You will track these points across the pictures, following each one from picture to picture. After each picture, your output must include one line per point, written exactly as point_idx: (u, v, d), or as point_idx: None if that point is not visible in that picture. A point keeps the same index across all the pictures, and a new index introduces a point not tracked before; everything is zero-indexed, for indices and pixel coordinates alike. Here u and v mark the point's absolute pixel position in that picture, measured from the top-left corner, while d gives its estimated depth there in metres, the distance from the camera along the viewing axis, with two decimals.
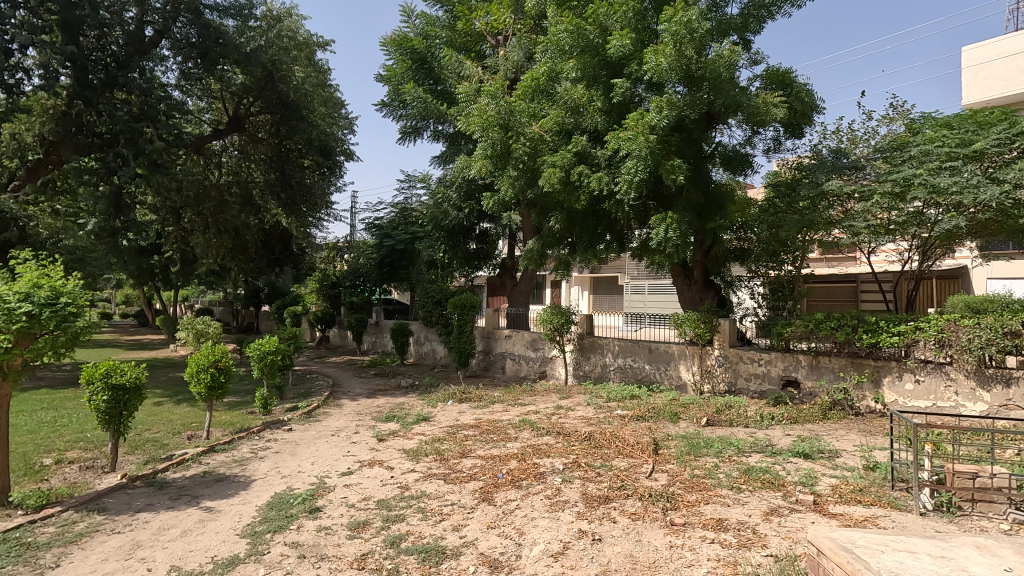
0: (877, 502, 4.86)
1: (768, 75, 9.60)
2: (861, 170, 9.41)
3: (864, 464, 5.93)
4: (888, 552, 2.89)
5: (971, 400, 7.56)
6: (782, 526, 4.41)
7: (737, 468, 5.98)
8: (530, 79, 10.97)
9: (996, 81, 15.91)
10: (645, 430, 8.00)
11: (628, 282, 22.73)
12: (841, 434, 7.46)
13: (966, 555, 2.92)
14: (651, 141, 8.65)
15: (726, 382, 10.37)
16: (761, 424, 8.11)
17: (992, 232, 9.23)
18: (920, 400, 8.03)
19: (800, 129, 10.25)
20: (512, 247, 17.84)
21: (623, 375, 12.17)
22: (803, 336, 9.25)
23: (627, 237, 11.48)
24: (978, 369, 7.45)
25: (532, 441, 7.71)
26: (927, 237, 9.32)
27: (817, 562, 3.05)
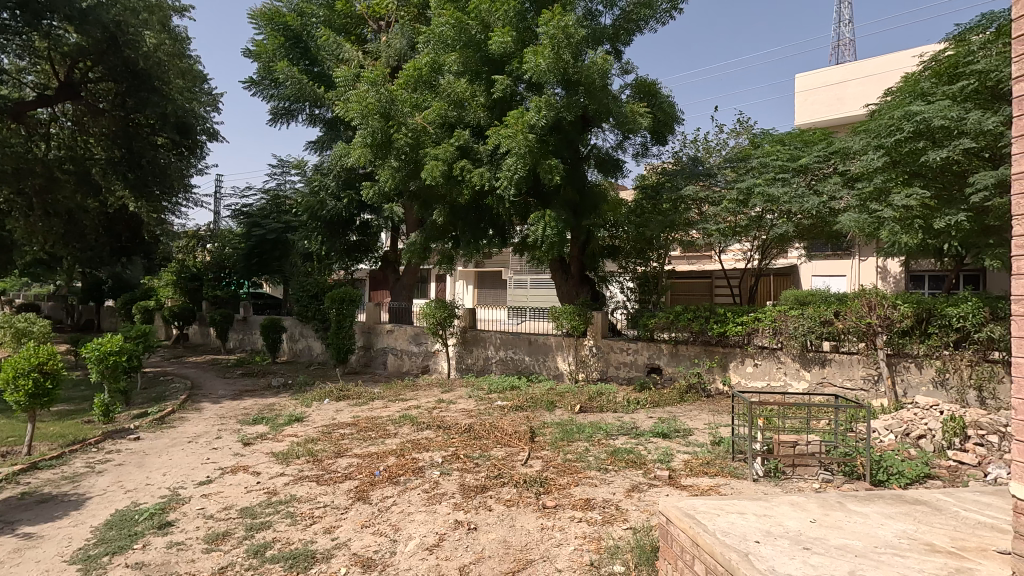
0: (720, 472, 5.49)
1: (637, 85, 10.29)
2: (713, 178, 10.48)
3: (711, 440, 6.64)
4: (723, 515, 3.28)
5: (795, 378, 8.78)
6: (641, 501, 4.80)
7: (605, 450, 6.42)
8: (412, 68, 10.72)
9: (819, 107, 18.54)
10: (523, 419, 8.28)
11: (511, 277, 23.34)
12: (694, 414, 8.33)
13: (783, 512, 3.39)
14: (529, 139, 8.89)
15: (598, 370, 11.09)
16: (628, 409, 8.74)
17: (815, 236, 10.86)
18: (758, 380, 9.15)
19: (664, 137, 11.08)
20: (393, 242, 17.35)
21: (504, 367, 12.55)
22: (665, 326, 10.24)
23: (509, 233, 11.82)
24: (802, 353, 8.68)
25: (412, 436, 7.63)
26: (765, 239, 10.70)
27: (666, 531, 3.35)
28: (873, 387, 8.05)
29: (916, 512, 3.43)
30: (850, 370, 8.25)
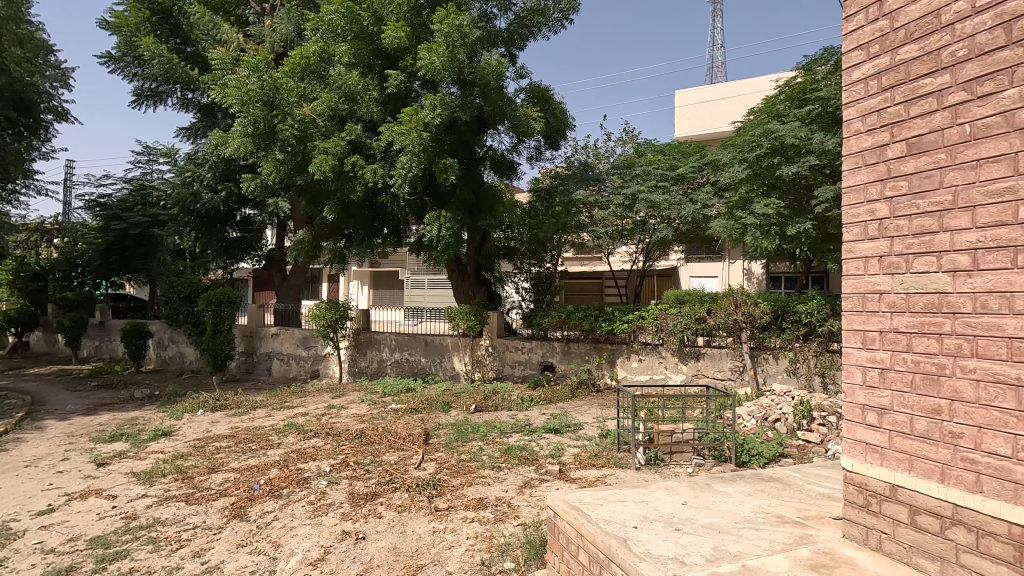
0: (607, 463, 5.77)
1: (531, 89, 10.52)
2: (602, 183, 11.01)
3: (599, 433, 6.94)
4: (606, 504, 3.44)
5: (674, 371, 9.46)
6: (532, 497, 4.92)
7: (498, 448, 6.49)
8: (299, 56, 10.11)
9: (694, 122, 20.20)
10: (417, 421, 8.13)
11: (408, 277, 22.88)
12: (584, 409, 8.70)
13: (658, 497, 3.63)
14: (424, 137, 8.76)
15: (494, 370, 11.20)
16: (522, 407, 8.92)
17: (691, 241, 11.81)
18: (642, 374, 9.75)
19: (557, 142, 11.40)
20: (279, 240, 16.27)
21: (399, 369, 12.26)
22: (557, 325, 10.59)
23: (404, 232, 11.53)
24: (680, 348, 9.39)
25: (298, 446, 7.20)
26: (647, 243, 11.46)
27: (553, 524, 3.45)
28: (739, 377, 8.88)
29: (770, 488, 3.83)
30: (720, 362, 9.06)
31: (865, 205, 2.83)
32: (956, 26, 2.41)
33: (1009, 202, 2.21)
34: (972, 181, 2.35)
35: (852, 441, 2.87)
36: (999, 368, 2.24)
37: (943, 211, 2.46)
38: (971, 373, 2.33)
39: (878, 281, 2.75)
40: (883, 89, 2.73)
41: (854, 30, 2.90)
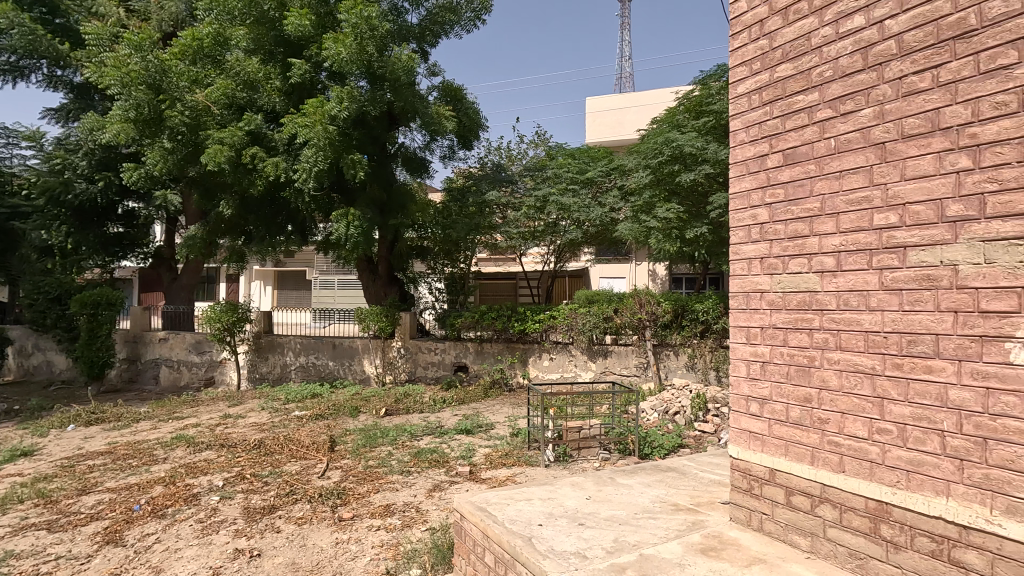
0: (517, 462, 5.82)
1: (443, 88, 10.39)
2: (514, 184, 11.15)
3: (511, 432, 7.00)
4: (513, 504, 3.45)
5: (583, 368, 9.76)
6: (441, 500, 4.85)
7: (408, 452, 6.34)
8: (189, 37, 9.32)
9: (604, 128, 20.96)
10: (323, 428, 7.77)
11: (316, 277, 21.85)
12: (496, 408, 8.74)
13: (564, 493, 3.69)
14: (330, 131, 8.40)
15: (406, 372, 10.97)
16: (434, 409, 8.79)
17: (600, 243, 12.25)
18: (552, 373, 9.97)
19: (470, 142, 11.36)
20: (169, 237, 14.91)
21: (305, 374, 11.67)
22: (471, 325, 10.57)
23: (310, 230, 10.98)
24: (589, 346, 9.70)
25: (187, 460, 6.62)
26: (559, 244, 11.74)
27: (459, 526, 3.42)
28: (643, 372, 9.31)
29: (667, 478, 4.03)
30: (626, 359, 9.45)
31: (749, 211, 3.04)
32: (823, 49, 2.65)
33: (866, 210, 2.47)
34: (836, 190, 2.59)
35: (738, 430, 3.08)
36: (857, 359, 2.48)
37: (813, 217, 2.70)
38: (835, 364, 2.57)
39: (759, 280, 2.97)
40: (763, 103, 2.96)
41: (738, 48, 3.11)
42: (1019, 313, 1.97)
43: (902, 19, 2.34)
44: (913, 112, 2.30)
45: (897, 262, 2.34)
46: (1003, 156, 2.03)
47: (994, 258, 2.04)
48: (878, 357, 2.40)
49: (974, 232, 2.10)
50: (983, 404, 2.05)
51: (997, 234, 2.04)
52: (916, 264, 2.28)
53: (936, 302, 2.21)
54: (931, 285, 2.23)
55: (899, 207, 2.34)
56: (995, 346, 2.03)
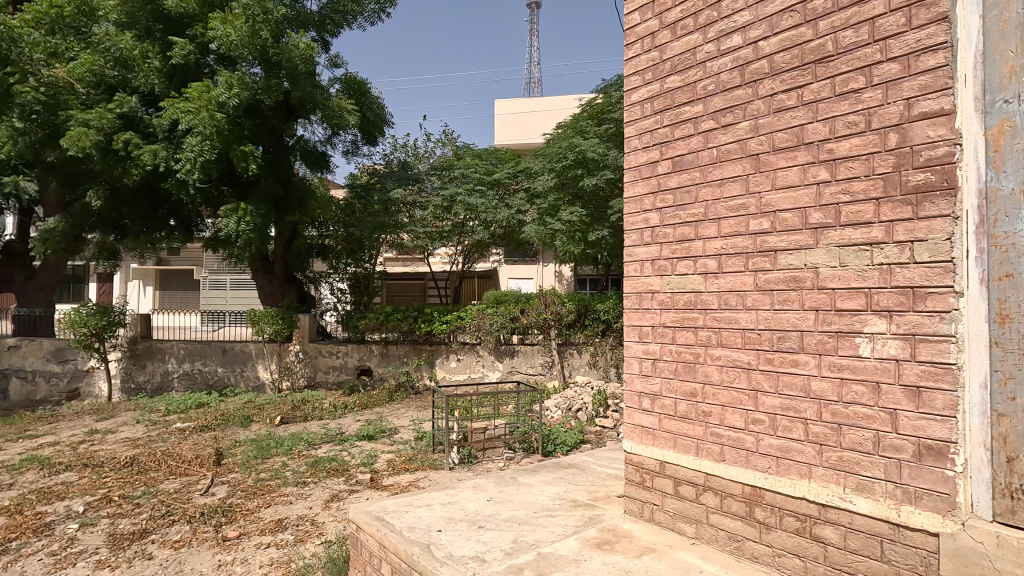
0: (421, 466, 5.70)
1: (346, 80, 9.96)
2: (421, 184, 10.95)
3: (415, 436, 6.85)
4: (411, 511, 3.35)
5: (490, 369, 9.77)
6: (339, 511, 4.62)
7: (305, 462, 5.99)
8: (47, 4, 8.23)
9: (512, 130, 21.22)
10: (209, 441, 7.14)
11: (205, 276, 20.15)
12: (401, 412, 8.52)
13: (465, 496, 3.65)
14: (218, 118, 7.75)
15: (305, 377, 10.39)
16: (334, 415, 8.39)
17: (507, 244, 12.38)
18: (459, 374, 9.89)
19: (375, 138, 10.99)
20: (22, 230, 13.00)
21: (189, 382, 10.69)
22: (376, 327, 10.24)
23: (195, 226, 9.98)
24: (496, 346, 9.72)
25: (39, 484, 5.79)
26: (466, 244, 11.74)
27: (355, 538, 3.27)
28: (549, 371, 9.50)
29: (567, 475, 4.12)
30: (532, 358, 9.59)
31: (641, 214, 3.18)
32: (706, 64, 2.82)
33: (743, 216, 2.66)
34: (717, 197, 2.77)
35: (631, 425, 3.20)
36: (735, 355, 2.67)
37: (697, 221, 2.86)
38: (717, 360, 2.75)
39: (651, 281, 3.11)
40: (654, 113, 3.10)
41: (632, 57, 3.24)
42: (866, 310, 2.21)
43: (773, 41, 2.54)
44: (782, 126, 2.50)
45: (769, 265, 2.54)
46: (853, 170, 2.26)
47: (848, 261, 2.27)
48: (752, 352, 2.59)
49: (832, 238, 2.32)
50: (839, 393, 2.28)
51: (849, 240, 2.27)
52: (784, 266, 2.48)
53: (801, 302, 2.42)
54: (796, 286, 2.44)
55: (770, 214, 2.54)
56: (848, 341, 2.26)
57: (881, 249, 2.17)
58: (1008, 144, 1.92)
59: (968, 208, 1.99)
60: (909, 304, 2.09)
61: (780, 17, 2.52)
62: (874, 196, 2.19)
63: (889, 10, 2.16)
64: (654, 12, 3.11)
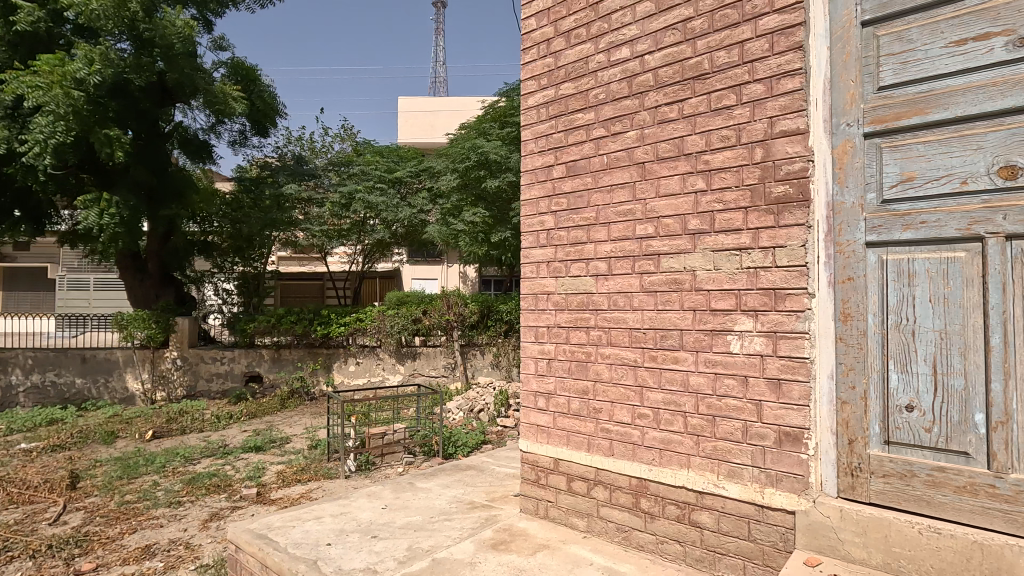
0: (313, 477, 5.40)
1: (232, 65, 9.21)
2: (319, 179, 10.33)
3: (308, 445, 6.49)
4: (298, 525, 3.16)
5: (391, 372, 9.50)
6: (217, 531, 4.25)
7: (180, 480, 5.45)
8: None
9: (417, 129, 20.85)
10: (62, 462, 6.28)
11: (61, 275, 17.75)
12: (294, 420, 8.03)
13: (359, 505, 3.50)
14: (74, 97, 6.83)
15: (184, 387, 9.49)
16: (217, 426, 7.72)
17: (409, 244, 12.16)
18: (359, 378, 9.53)
19: (267, 130, 10.29)
20: None
21: (39, 396, 9.37)
22: (266, 331, 9.58)
23: (47, 218, 8.80)
24: (397, 348, 9.47)
25: None
26: (366, 244, 11.37)
27: (234, 559, 3.02)
28: (451, 373, 9.41)
29: (465, 477, 4.10)
30: (434, 360, 9.46)
31: (537, 217, 3.23)
32: (598, 74, 2.93)
33: (630, 221, 2.78)
34: (607, 203, 2.88)
35: (527, 424, 3.24)
36: (623, 353, 2.79)
37: (589, 225, 2.96)
38: (607, 358, 2.85)
39: (546, 282, 3.17)
40: (550, 117, 3.17)
41: (529, 62, 3.29)
42: (736, 310, 2.40)
43: (657, 56, 2.69)
44: (665, 137, 2.65)
45: (653, 267, 2.69)
46: (726, 181, 2.44)
47: (720, 264, 2.45)
48: (638, 350, 2.72)
49: (707, 243, 2.50)
50: (713, 387, 2.45)
51: (722, 245, 2.45)
52: (667, 268, 2.63)
53: (681, 302, 2.58)
54: (677, 287, 2.60)
55: (654, 219, 2.69)
56: (721, 339, 2.44)
57: (749, 254, 2.37)
58: (849, 162, 2.20)
59: (818, 218, 2.24)
60: (772, 304, 2.29)
61: (663, 34, 2.67)
62: (743, 205, 2.39)
63: (755, 36, 2.37)
64: (549, 19, 3.18)
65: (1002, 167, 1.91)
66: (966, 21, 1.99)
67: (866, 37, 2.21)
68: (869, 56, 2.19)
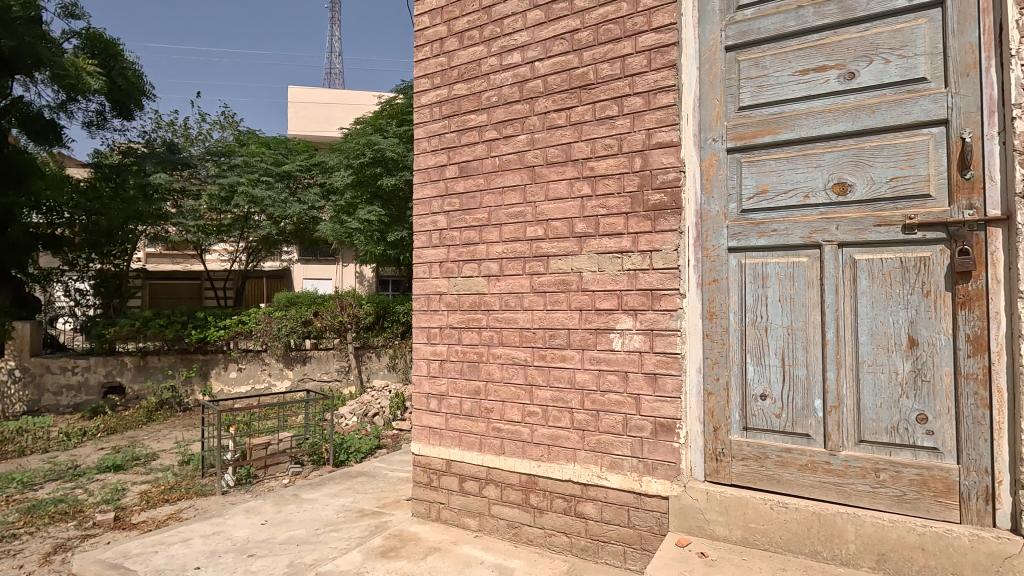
0: (184, 495, 4.92)
1: (86, 36, 8.18)
2: (195, 169, 9.52)
3: (179, 461, 5.92)
4: (162, 550, 2.87)
5: (279, 378, 8.92)
6: (63, 564, 3.74)
7: (16, 508, 4.72)
8: None
9: (310, 122, 19.79)
10: None
11: None
12: (163, 434, 7.28)
13: (234, 523, 3.25)
14: None
15: (25, 402, 8.28)
16: (66, 445, 6.79)
17: (300, 242, 11.52)
18: (241, 386, 8.88)
19: (131, 112, 9.22)
20: None
21: None
22: (129, 336, 8.52)
23: None
24: (285, 352, 8.90)
25: None
26: (251, 241, 10.62)
27: None
28: (345, 377, 9.01)
29: (355, 484, 3.95)
30: (327, 364, 9.03)
31: (429, 217, 3.19)
32: (490, 76, 2.96)
33: (521, 222, 2.84)
34: (499, 204, 2.92)
35: (419, 427, 3.19)
36: (513, 353, 2.84)
37: (481, 226, 2.98)
38: (498, 358, 2.89)
39: (440, 283, 3.14)
40: (442, 117, 3.15)
41: (422, 60, 3.25)
42: (618, 310, 2.53)
43: (546, 63, 2.77)
44: (554, 142, 2.74)
45: (542, 268, 2.76)
46: (609, 187, 2.57)
47: (604, 266, 2.57)
48: (528, 350, 2.78)
49: (592, 246, 2.61)
50: (597, 383, 2.57)
51: (606, 248, 2.58)
52: (555, 270, 2.72)
53: (568, 303, 2.67)
54: (564, 288, 2.69)
55: (543, 222, 2.76)
56: (604, 337, 2.56)
57: (629, 257, 2.51)
58: (714, 174, 2.43)
59: (688, 224, 2.44)
60: (649, 304, 2.45)
61: (552, 42, 2.76)
62: (624, 211, 2.53)
63: (635, 51, 2.51)
64: (443, 18, 3.15)
65: (836, 183, 2.19)
66: (808, 53, 2.26)
67: (729, 61, 2.44)
68: (731, 79, 2.42)
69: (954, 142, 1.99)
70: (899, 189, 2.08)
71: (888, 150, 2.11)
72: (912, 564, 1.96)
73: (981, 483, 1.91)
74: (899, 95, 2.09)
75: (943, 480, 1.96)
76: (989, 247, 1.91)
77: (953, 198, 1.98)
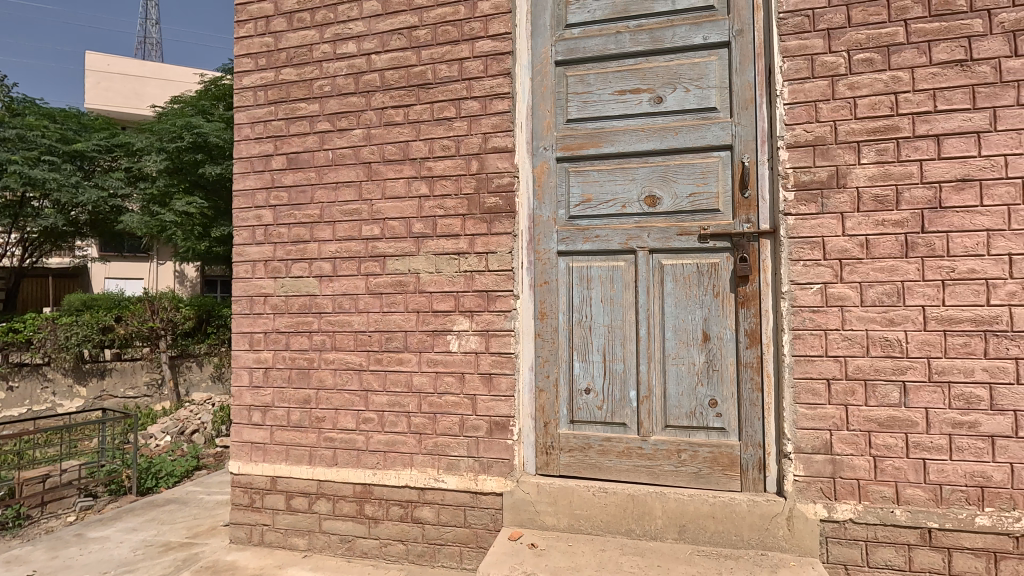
0: None
1: None
2: None
3: None
4: None
5: (67, 398, 7.45)
6: None
7: None
8: None
9: (115, 96, 16.98)
10: None
11: None
12: None
13: None
14: None
15: None
16: None
17: (99, 236, 9.86)
18: (13, 410, 7.17)
19: None
20: None
21: None
22: None
23: None
24: (76, 366, 7.47)
25: None
26: (30, 232, 8.88)
27: None
28: (156, 392, 7.89)
29: (161, 514, 3.45)
30: (133, 377, 7.80)
31: (253, 210, 2.90)
32: (322, 64, 2.78)
33: (356, 221, 2.71)
34: (332, 200, 2.75)
35: (239, 443, 2.88)
36: (348, 357, 2.69)
37: (312, 223, 2.78)
38: (331, 363, 2.72)
39: (264, 284, 2.87)
40: (268, 102, 2.88)
41: (244, 37, 2.94)
42: (455, 311, 2.53)
43: (383, 57, 2.68)
44: (391, 140, 2.66)
45: (378, 269, 2.66)
46: (446, 188, 2.57)
47: (441, 268, 2.56)
48: (363, 354, 2.66)
49: (430, 247, 2.58)
50: (434, 385, 2.54)
51: (443, 249, 2.56)
52: (392, 271, 2.64)
53: (405, 305, 2.61)
54: (400, 290, 2.62)
55: (380, 220, 2.67)
56: (442, 339, 2.54)
57: (466, 259, 2.52)
58: (546, 181, 2.55)
59: (523, 227, 2.53)
60: (485, 304, 2.48)
61: (389, 36, 2.67)
62: (460, 212, 2.54)
63: (473, 55, 2.54)
64: None
65: (647, 196, 2.43)
66: (625, 76, 2.48)
67: (559, 76, 2.58)
68: (560, 93, 2.57)
69: (737, 165, 2.33)
70: (696, 203, 2.37)
71: (688, 168, 2.39)
72: (705, 531, 2.23)
73: (755, 455, 2.25)
74: (697, 121, 2.38)
75: (727, 455, 2.28)
76: (761, 255, 2.26)
77: (736, 213, 2.31)
